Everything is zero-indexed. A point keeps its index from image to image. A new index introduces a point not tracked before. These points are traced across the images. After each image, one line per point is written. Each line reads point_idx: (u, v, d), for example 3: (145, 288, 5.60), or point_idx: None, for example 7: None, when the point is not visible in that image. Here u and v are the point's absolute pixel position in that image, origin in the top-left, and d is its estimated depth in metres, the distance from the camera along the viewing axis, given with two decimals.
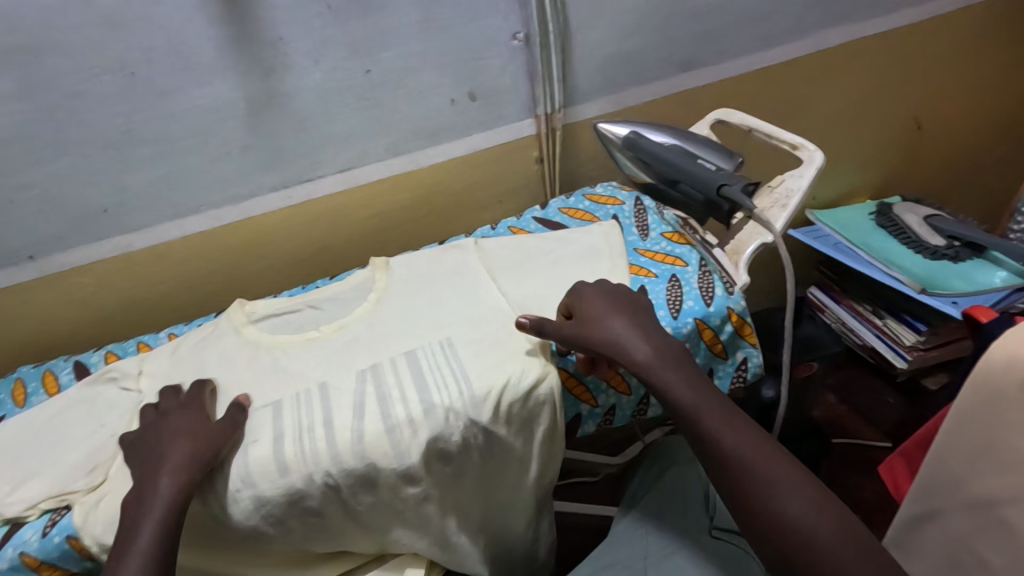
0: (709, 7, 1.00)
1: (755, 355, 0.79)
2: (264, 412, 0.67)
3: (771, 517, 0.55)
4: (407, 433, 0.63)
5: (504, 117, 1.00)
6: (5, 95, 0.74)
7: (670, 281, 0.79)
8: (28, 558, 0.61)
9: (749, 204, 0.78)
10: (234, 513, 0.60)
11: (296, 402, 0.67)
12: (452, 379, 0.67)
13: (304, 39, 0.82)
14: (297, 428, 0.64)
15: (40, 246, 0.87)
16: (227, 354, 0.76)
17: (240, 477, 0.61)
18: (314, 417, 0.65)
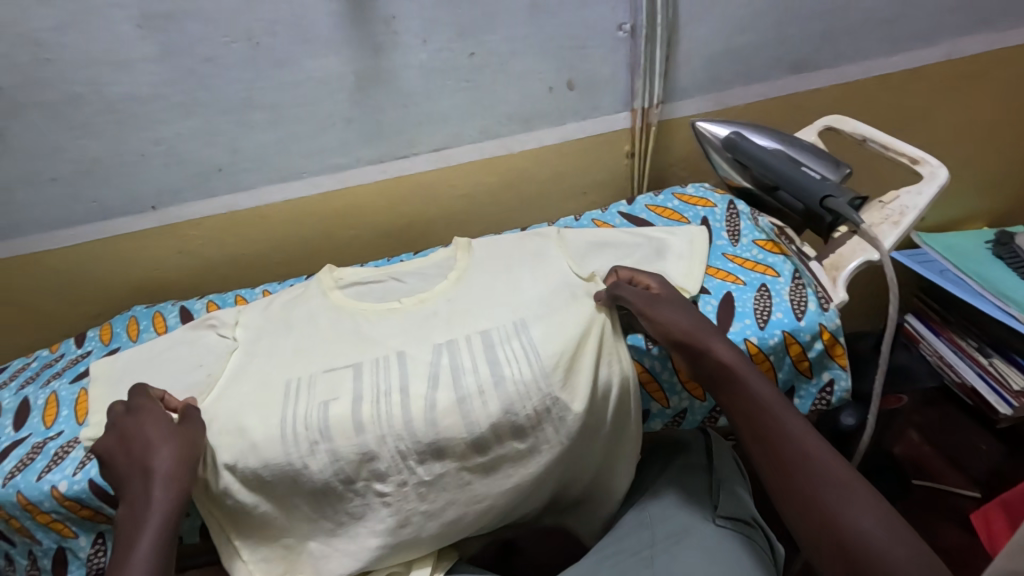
0: (831, 6, 0.94)
1: (844, 378, 0.74)
2: (343, 372, 0.70)
3: (838, 536, 0.50)
4: (477, 404, 0.65)
5: (599, 108, 0.98)
6: (148, 58, 0.82)
7: (759, 290, 0.76)
8: None
9: (856, 218, 0.73)
10: (311, 465, 0.64)
11: (376, 365, 0.70)
12: (522, 356, 0.68)
13: (415, 18, 0.84)
14: (374, 393, 0.67)
15: (161, 198, 0.95)
16: (315, 315, 0.79)
17: (317, 428, 0.65)
18: (390, 382, 0.68)
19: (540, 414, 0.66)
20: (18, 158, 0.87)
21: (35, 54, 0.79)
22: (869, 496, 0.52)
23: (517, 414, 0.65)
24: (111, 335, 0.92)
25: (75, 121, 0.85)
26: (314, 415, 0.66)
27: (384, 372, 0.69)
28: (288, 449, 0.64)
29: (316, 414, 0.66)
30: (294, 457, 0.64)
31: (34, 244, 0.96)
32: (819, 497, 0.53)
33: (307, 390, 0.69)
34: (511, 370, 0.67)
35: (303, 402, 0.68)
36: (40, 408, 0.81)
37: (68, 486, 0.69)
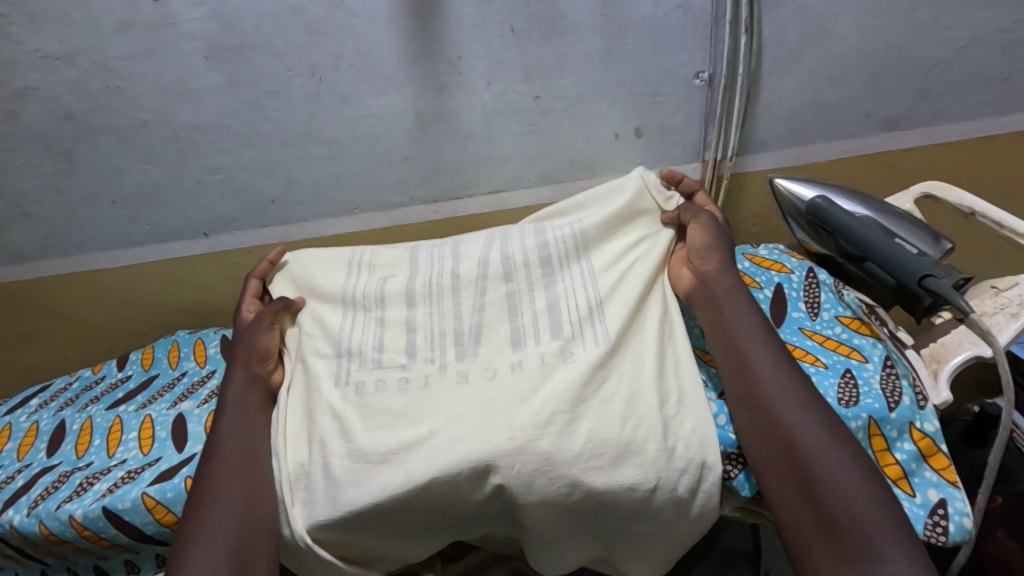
0: (935, 61, 0.86)
1: (959, 500, 0.61)
2: (408, 300, 0.80)
3: (780, 435, 0.58)
4: (526, 303, 0.77)
5: (668, 158, 0.92)
6: (212, 88, 0.81)
7: (843, 376, 0.68)
8: (148, 498, 0.67)
9: (965, 304, 0.64)
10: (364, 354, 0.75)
11: (449, 279, 0.80)
12: (579, 282, 0.78)
13: (482, 59, 0.81)
14: (428, 333, 0.76)
15: (214, 224, 0.94)
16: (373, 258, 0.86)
17: (368, 353, 0.75)
18: (447, 325, 0.76)
19: (584, 322, 0.73)
20: (81, 180, 0.88)
21: (107, 81, 0.80)
22: (810, 404, 0.59)
23: (567, 337, 0.71)
24: (152, 360, 0.92)
25: (140, 147, 0.86)
26: (369, 345, 0.75)
27: (453, 296, 0.79)
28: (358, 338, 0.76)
29: (373, 343, 0.75)
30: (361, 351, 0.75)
31: (90, 263, 0.97)
32: (764, 396, 0.60)
33: (379, 309, 0.80)
34: (567, 297, 0.76)
35: (364, 330, 0.77)
36: (75, 433, 0.80)
37: (86, 517, 0.68)
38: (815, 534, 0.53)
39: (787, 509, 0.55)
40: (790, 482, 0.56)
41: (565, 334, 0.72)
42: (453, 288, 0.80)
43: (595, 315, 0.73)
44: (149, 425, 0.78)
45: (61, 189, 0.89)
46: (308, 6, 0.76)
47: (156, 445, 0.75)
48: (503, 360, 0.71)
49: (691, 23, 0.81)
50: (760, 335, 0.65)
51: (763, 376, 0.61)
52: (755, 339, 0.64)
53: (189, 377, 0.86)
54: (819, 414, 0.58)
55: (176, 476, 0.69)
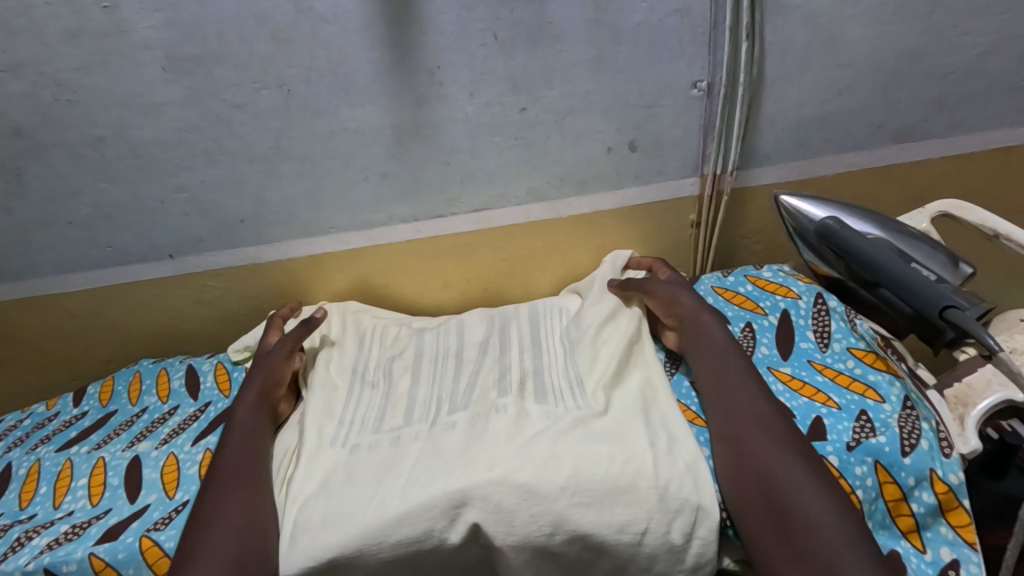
0: (950, 69, 0.80)
1: (975, 563, 0.55)
2: (413, 376, 0.78)
3: (756, 469, 0.56)
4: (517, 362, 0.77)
5: (664, 173, 0.87)
6: (172, 102, 0.75)
7: (857, 417, 0.62)
8: (96, 560, 0.61)
9: (991, 340, 0.58)
10: (363, 419, 0.71)
11: (456, 365, 0.79)
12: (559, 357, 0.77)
13: (464, 69, 0.75)
14: (425, 401, 0.73)
15: (180, 246, 0.88)
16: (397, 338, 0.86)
17: (366, 420, 0.71)
18: (445, 395, 0.74)
19: (569, 377, 0.72)
20: (34, 200, 0.82)
21: (56, 95, 0.74)
22: (784, 437, 0.57)
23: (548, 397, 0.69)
24: (111, 394, 0.86)
25: (95, 164, 0.79)
26: (368, 411, 0.73)
27: (456, 371, 0.78)
28: (357, 402, 0.74)
29: (374, 412, 0.73)
30: (361, 416, 0.72)
31: (48, 287, 0.90)
32: (738, 431, 0.59)
33: (384, 382, 0.78)
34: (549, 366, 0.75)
35: (366, 397, 0.75)
36: (21, 479, 0.74)
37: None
38: (786, 562, 0.49)
39: (760, 543, 0.52)
40: (767, 518, 0.53)
41: (548, 397, 0.69)
42: (455, 366, 0.79)
43: (576, 386, 0.71)
44: (101, 471, 0.72)
45: (12, 210, 0.82)
46: (273, 12, 0.70)
47: (107, 495, 0.69)
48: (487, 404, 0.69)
49: (689, 30, 0.75)
50: (737, 368, 0.65)
51: (743, 413, 0.60)
52: (736, 377, 0.64)
53: (150, 414, 0.81)
54: (791, 444, 0.56)
55: (127, 532, 0.63)
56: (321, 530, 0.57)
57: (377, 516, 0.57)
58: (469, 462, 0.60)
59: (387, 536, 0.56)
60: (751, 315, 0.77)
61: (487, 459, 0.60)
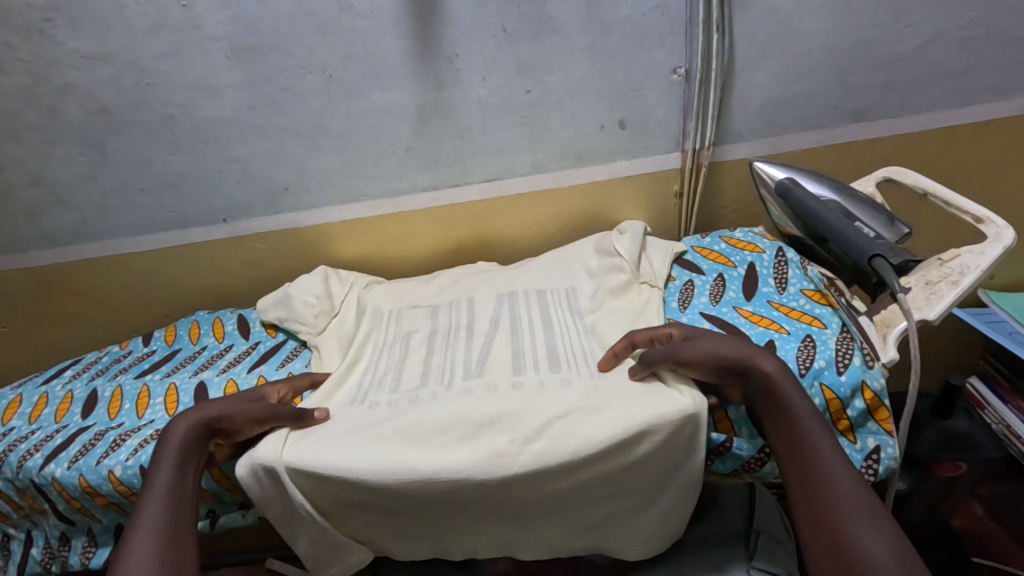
0: (896, 56, 0.93)
1: (891, 446, 0.69)
2: (426, 347, 0.84)
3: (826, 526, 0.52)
4: (525, 334, 0.82)
5: (650, 148, 1.00)
6: (233, 85, 0.90)
7: (804, 340, 0.75)
8: None
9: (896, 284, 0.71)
10: (381, 386, 0.77)
11: (464, 330, 0.87)
12: (574, 329, 0.83)
13: (477, 56, 0.89)
14: (439, 367, 0.78)
15: (232, 211, 1.02)
16: (413, 312, 0.93)
17: (387, 383, 0.77)
18: (457, 358, 0.80)
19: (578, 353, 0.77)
20: (113, 170, 0.96)
21: (138, 79, 0.88)
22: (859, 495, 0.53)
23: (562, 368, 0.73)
24: (174, 336, 1.01)
25: (166, 139, 0.94)
26: (386, 378, 0.78)
27: (467, 342, 0.84)
28: (376, 371, 0.81)
29: (390, 375, 0.79)
30: (380, 382, 0.78)
31: (118, 247, 1.05)
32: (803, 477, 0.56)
33: (400, 351, 0.84)
34: (565, 339, 0.80)
35: (384, 365, 0.82)
36: (107, 399, 0.89)
37: (122, 470, 0.75)
38: None
39: None
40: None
41: (562, 365, 0.75)
42: (467, 337, 0.85)
43: (589, 357, 0.76)
44: (174, 392, 0.87)
45: (93, 178, 0.97)
46: (320, 10, 0.84)
47: (181, 407, 0.83)
48: (503, 377, 0.73)
49: (668, 23, 0.88)
50: (815, 430, 0.58)
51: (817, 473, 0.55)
52: (813, 441, 0.57)
53: (209, 351, 0.96)
54: (867, 510, 0.52)
55: None
56: (356, 464, 0.61)
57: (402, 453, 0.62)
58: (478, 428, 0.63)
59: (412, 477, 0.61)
60: (722, 267, 0.90)
61: (504, 428, 0.62)
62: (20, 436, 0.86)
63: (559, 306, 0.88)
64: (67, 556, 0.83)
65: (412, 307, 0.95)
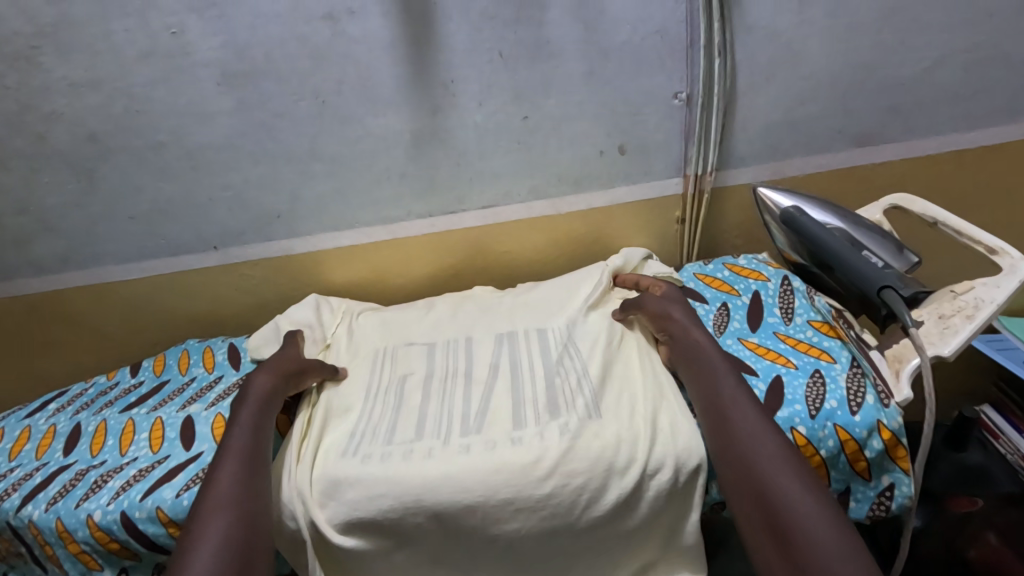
0: (901, 80, 0.91)
1: (906, 485, 0.67)
2: (422, 393, 0.80)
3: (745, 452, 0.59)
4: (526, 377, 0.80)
5: (651, 173, 0.97)
6: (223, 112, 0.88)
7: (812, 377, 0.71)
8: (161, 513, 0.70)
9: (907, 317, 0.69)
10: (373, 435, 0.73)
11: (462, 377, 0.82)
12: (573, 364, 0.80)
13: (473, 82, 0.87)
14: (437, 419, 0.74)
15: (223, 238, 1.00)
16: (410, 354, 0.88)
17: (379, 433, 0.73)
18: (456, 408, 0.76)
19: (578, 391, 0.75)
20: (102, 197, 0.94)
21: (126, 105, 0.86)
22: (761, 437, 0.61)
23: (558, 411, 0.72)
24: (162, 366, 0.98)
25: (156, 166, 0.92)
26: (381, 427, 0.74)
27: (466, 390, 0.79)
28: (369, 417, 0.77)
29: (384, 424, 0.75)
30: (374, 431, 0.74)
31: (107, 275, 1.02)
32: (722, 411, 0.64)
33: (395, 398, 0.80)
34: (565, 379, 0.77)
35: (378, 412, 0.77)
36: (90, 435, 0.86)
37: (101, 514, 0.72)
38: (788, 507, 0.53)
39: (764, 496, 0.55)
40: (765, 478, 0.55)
41: (557, 405, 0.73)
42: (465, 384, 0.80)
43: (584, 393, 0.74)
44: (160, 427, 0.84)
45: (81, 206, 0.95)
46: (312, 36, 0.83)
47: (165, 444, 0.81)
48: (503, 433, 0.69)
49: (668, 48, 0.87)
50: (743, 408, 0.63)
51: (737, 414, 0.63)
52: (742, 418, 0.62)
53: (198, 382, 0.93)
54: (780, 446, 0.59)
55: (183, 473, 0.74)
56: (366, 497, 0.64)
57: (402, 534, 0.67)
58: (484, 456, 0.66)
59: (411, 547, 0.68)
60: (726, 296, 0.88)
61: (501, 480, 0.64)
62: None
63: (558, 343, 0.84)
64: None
65: (410, 348, 0.90)
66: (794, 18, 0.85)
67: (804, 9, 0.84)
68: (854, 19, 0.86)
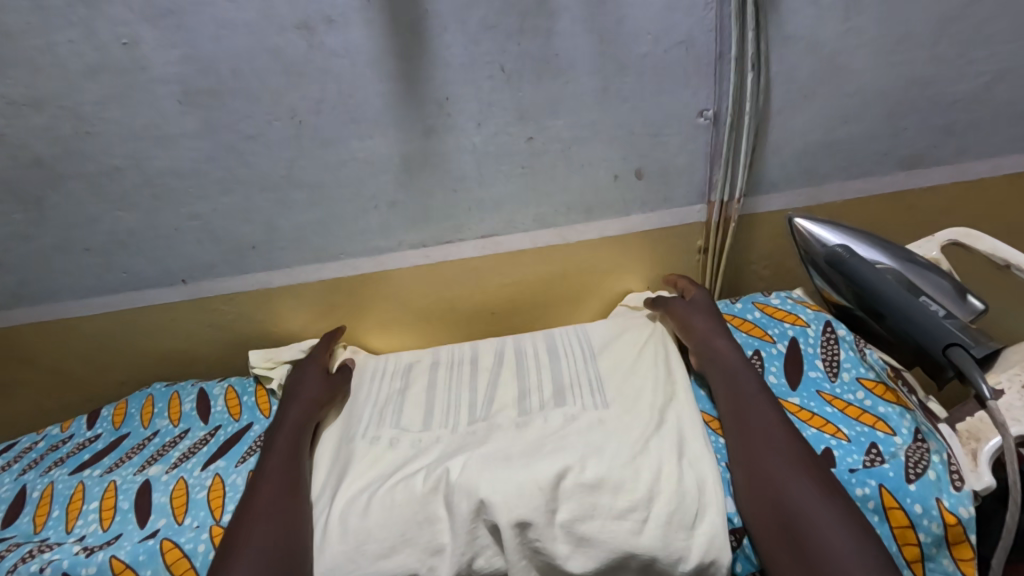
0: (958, 96, 0.80)
1: None
2: (429, 380, 0.84)
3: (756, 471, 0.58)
4: (534, 387, 0.79)
5: (671, 200, 0.87)
6: (187, 134, 0.77)
7: (867, 451, 0.61)
8: (116, 562, 0.63)
9: (983, 383, 0.59)
10: (382, 420, 0.77)
11: (469, 364, 0.86)
12: (582, 369, 0.80)
13: (471, 100, 0.77)
14: (444, 407, 0.78)
15: (192, 271, 0.89)
16: (414, 371, 0.86)
17: (388, 419, 0.77)
18: (462, 397, 0.80)
19: (585, 394, 0.75)
20: (54, 228, 0.84)
21: (76, 127, 0.76)
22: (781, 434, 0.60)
23: (567, 400, 0.75)
24: (123, 416, 0.88)
25: (113, 194, 0.81)
26: (388, 413, 0.78)
27: (472, 380, 0.83)
28: (376, 403, 0.81)
29: (392, 408, 0.79)
30: (381, 415, 0.78)
31: (65, 311, 0.92)
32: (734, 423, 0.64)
33: (402, 383, 0.84)
34: (572, 387, 0.77)
35: (385, 397, 0.82)
36: (35, 502, 0.76)
37: None
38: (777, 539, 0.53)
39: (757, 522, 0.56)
40: (769, 510, 0.55)
41: (568, 400, 0.75)
42: (472, 372, 0.84)
43: (596, 389, 0.76)
44: (113, 494, 0.74)
45: (32, 237, 0.85)
46: (286, 48, 0.72)
47: (117, 519, 0.70)
48: (508, 417, 0.74)
49: (693, 61, 0.76)
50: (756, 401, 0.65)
51: (752, 428, 0.62)
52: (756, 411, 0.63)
53: (161, 437, 0.83)
54: (802, 461, 0.57)
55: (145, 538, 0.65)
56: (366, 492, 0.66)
57: (359, 523, 0.62)
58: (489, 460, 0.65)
59: (363, 560, 0.60)
60: (759, 342, 0.77)
61: (503, 465, 0.64)
62: None
63: (568, 352, 0.84)
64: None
65: (418, 352, 0.91)
66: (839, 27, 0.74)
67: (850, 17, 0.74)
68: (908, 28, 0.75)
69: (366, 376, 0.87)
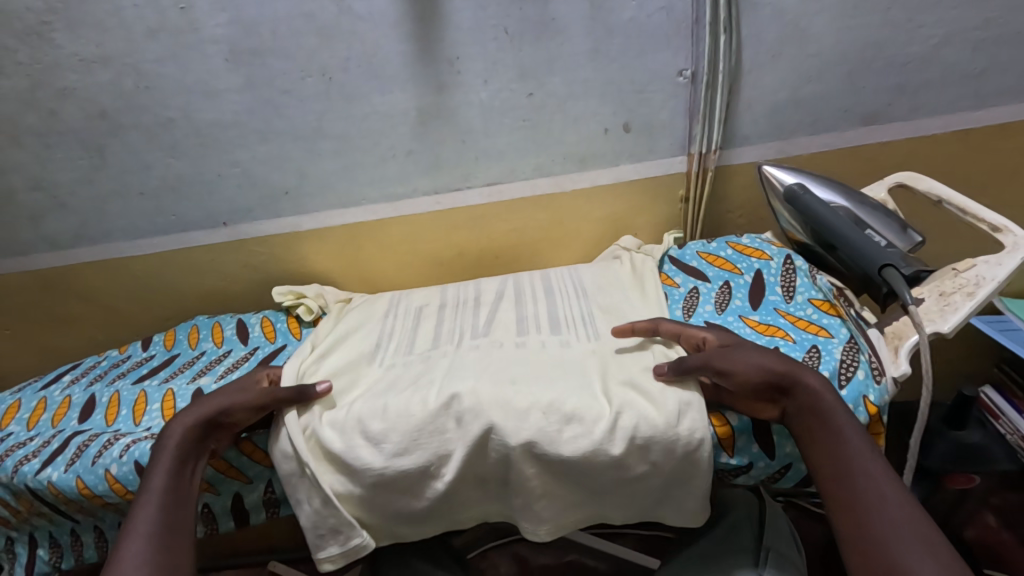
0: (909, 58, 0.90)
1: None
2: (435, 317, 0.92)
3: (870, 534, 0.49)
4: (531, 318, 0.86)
5: (655, 152, 0.98)
6: (231, 89, 0.89)
7: (809, 351, 0.72)
8: None
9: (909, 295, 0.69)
10: (395, 345, 0.85)
11: (472, 300, 0.95)
12: (574, 302, 0.89)
13: (479, 59, 0.88)
14: (448, 332, 0.86)
15: (232, 214, 1.01)
16: (412, 307, 0.95)
17: (401, 344, 0.85)
18: (466, 325, 0.88)
19: (577, 322, 0.83)
20: (112, 174, 0.96)
21: (137, 82, 0.87)
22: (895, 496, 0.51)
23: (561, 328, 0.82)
24: (172, 341, 1.01)
25: (165, 142, 0.93)
26: (401, 339, 0.86)
27: (475, 312, 0.91)
28: (389, 332, 0.89)
29: (404, 335, 0.87)
30: (395, 340, 0.86)
31: (118, 251, 1.04)
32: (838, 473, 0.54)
33: (411, 317, 0.93)
34: (564, 316, 0.85)
35: (397, 327, 0.90)
36: (105, 405, 0.89)
37: (117, 466, 0.74)
38: None
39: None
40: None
41: (561, 326, 0.83)
42: (475, 309, 0.92)
43: (587, 316, 0.84)
44: (171, 398, 0.86)
45: (93, 181, 0.97)
46: (319, 12, 0.83)
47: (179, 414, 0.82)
48: (508, 336, 0.82)
49: (673, 25, 0.87)
50: (859, 446, 0.55)
51: (864, 485, 0.52)
52: (857, 457, 0.54)
53: (207, 356, 0.95)
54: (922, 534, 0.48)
55: None
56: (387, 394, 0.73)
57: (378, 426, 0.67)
58: (501, 403, 0.66)
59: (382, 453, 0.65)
60: (728, 274, 0.88)
61: (509, 390, 0.68)
62: (18, 442, 0.86)
63: (561, 287, 0.94)
64: (84, 549, 0.83)
65: (424, 292, 1.00)
66: None
67: None
68: None
69: (377, 305, 0.97)
